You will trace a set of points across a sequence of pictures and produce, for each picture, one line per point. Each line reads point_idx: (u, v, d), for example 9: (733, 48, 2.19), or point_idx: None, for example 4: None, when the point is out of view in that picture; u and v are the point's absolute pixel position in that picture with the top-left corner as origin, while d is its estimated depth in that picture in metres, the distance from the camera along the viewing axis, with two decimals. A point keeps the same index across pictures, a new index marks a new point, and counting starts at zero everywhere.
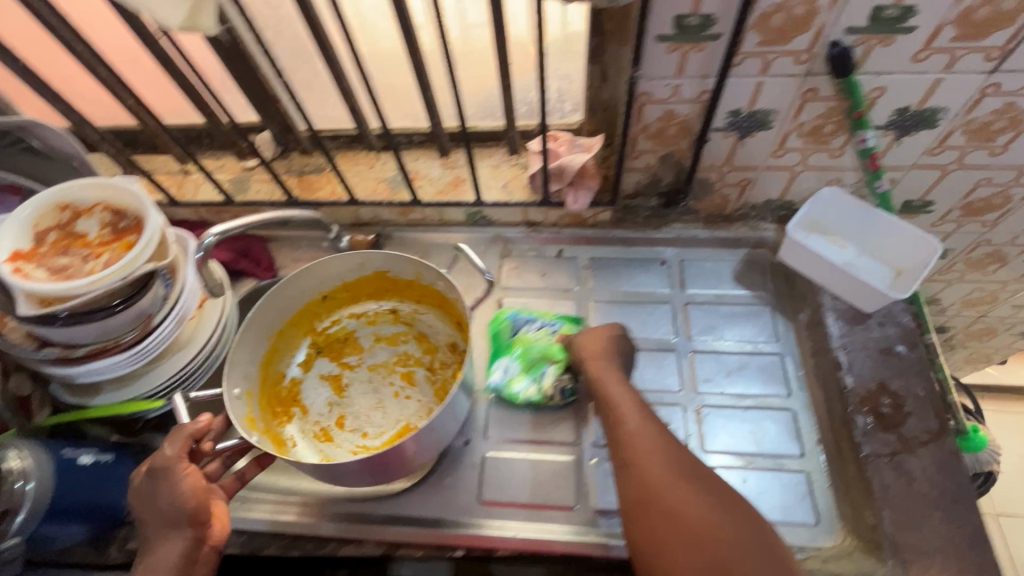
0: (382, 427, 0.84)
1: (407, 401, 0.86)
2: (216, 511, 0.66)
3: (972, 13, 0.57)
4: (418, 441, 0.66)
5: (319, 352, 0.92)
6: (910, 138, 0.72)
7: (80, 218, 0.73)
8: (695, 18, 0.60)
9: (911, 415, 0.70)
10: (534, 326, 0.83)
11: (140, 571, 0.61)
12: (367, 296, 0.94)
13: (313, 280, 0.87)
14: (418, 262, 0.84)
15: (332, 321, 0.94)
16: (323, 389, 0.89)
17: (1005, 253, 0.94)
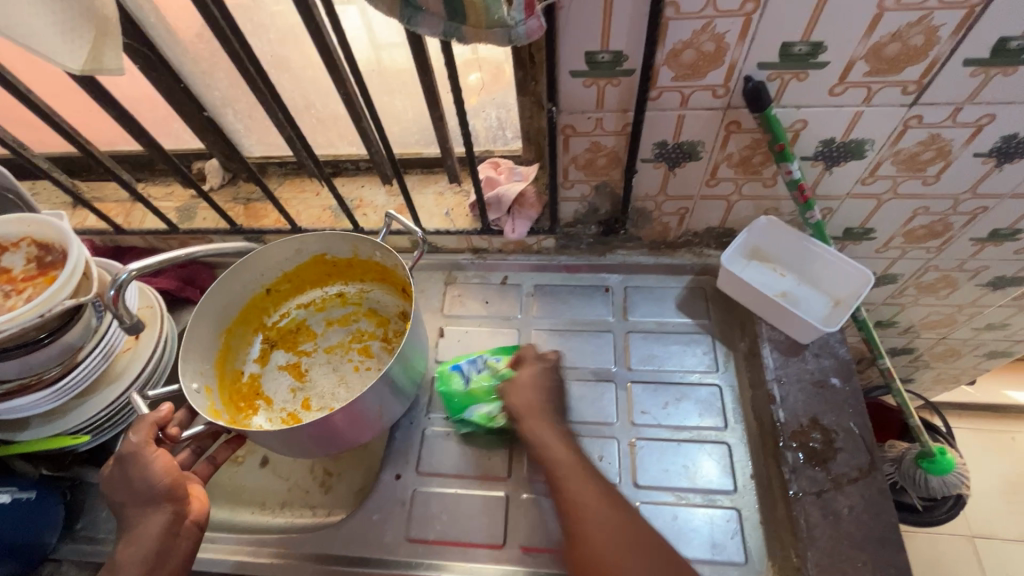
0: (348, 398, 0.81)
1: (367, 373, 0.84)
2: (195, 490, 0.65)
3: (883, 49, 0.56)
4: (353, 416, 0.66)
5: (273, 345, 0.88)
6: (840, 168, 0.72)
7: (6, 252, 0.73)
8: (606, 55, 0.59)
9: (842, 451, 0.68)
10: (480, 366, 0.80)
11: (123, 549, 0.60)
12: (310, 284, 0.90)
13: (253, 272, 0.83)
14: (353, 237, 0.81)
15: (281, 314, 0.90)
16: (284, 376, 0.85)
17: (955, 278, 0.93)
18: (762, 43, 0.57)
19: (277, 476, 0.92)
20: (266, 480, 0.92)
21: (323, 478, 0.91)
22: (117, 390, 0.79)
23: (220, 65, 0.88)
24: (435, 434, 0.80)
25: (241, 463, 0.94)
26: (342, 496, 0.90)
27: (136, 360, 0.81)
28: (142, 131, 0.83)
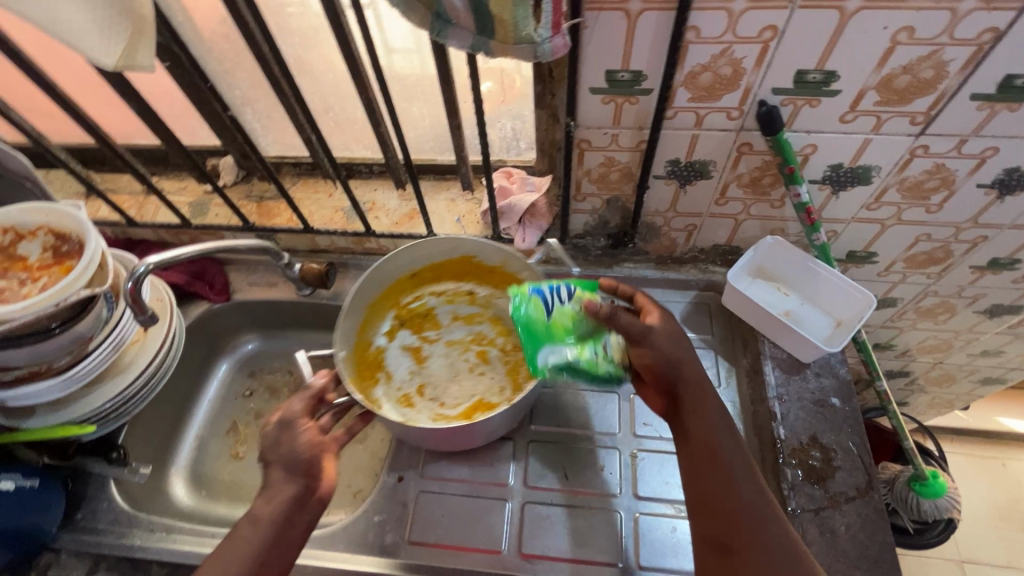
0: (458, 400, 0.77)
1: (482, 378, 0.80)
2: (330, 469, 0.65)
3: (893, 81, 0.58)
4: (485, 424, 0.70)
5: (401, 325, 0.86)
6: (847, 193, 0.73)
7: (22, 240, 0.73)
8: (626, 74, 0.61)
9: (840, 470, 0.69)
10: (566, 296, 0.67)
11: (253, 503, 0.60)
12: (453, 275, 0.87)
13: (408, 256, 0.82)
14: (507, 249, 0.79)
15: (414, 297, 0.87)
16: (405, 358, 0.83)
17: (953, 305, 0.95)
18: (777, 69, 0.58)
19: None
20: None
21: None
22: (125, 381, 0.79)
23: (241, 66, 0.90)
24: None
25: (241, 460, 0.95)
26: (341, 495, 0.90)
27: (145, 352, 0.82)
28: (162, 126, 0.84)
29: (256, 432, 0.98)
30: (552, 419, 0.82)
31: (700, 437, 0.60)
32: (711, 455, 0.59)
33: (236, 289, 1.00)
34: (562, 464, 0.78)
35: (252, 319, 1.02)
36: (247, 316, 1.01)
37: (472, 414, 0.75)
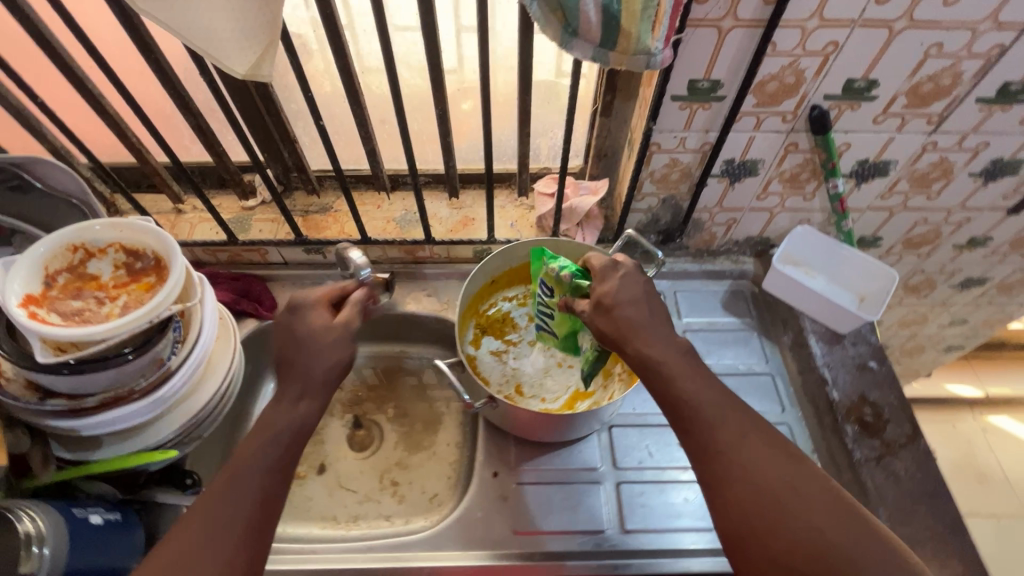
0: (557, 392, 0.86)
1: (572, 369, 0.88)
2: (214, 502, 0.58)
3: (920, 87, 0.70)
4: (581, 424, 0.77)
5: (484, 332, 0.92)
6: (867, 185, 0.85)
7: (92, 258, 0.69)
8: (706, 83, 0.69)
9: (890, 421, 0.80)
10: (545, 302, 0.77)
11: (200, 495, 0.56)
12: (521, 280, 0.95)
13: (490, 265, 0.90)
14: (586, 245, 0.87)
15: (489, 304, 0.95)
16: (496, 363, 0.89)
17: (934, 280, 1.11)
18: (832, 77, 0.69)
19: (345, 489, 0.92)
20: (334, 494, 0.91)
21: (393, 488, 0.91)
22: (199, 404, 0.75)
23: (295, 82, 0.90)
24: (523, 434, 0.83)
25: (302, 479, 0.92)
26: (419, 502, 0.90)
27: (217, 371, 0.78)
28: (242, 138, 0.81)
29: (314, 450, 0.95)
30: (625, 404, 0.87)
31: (657, 366, 0.61)
32: (675, 382, 0.60)
33: (284, 305, 0.98)
34: (645, 444, 0.83)
35: None
36: None
37: (574, 403, 0.84)
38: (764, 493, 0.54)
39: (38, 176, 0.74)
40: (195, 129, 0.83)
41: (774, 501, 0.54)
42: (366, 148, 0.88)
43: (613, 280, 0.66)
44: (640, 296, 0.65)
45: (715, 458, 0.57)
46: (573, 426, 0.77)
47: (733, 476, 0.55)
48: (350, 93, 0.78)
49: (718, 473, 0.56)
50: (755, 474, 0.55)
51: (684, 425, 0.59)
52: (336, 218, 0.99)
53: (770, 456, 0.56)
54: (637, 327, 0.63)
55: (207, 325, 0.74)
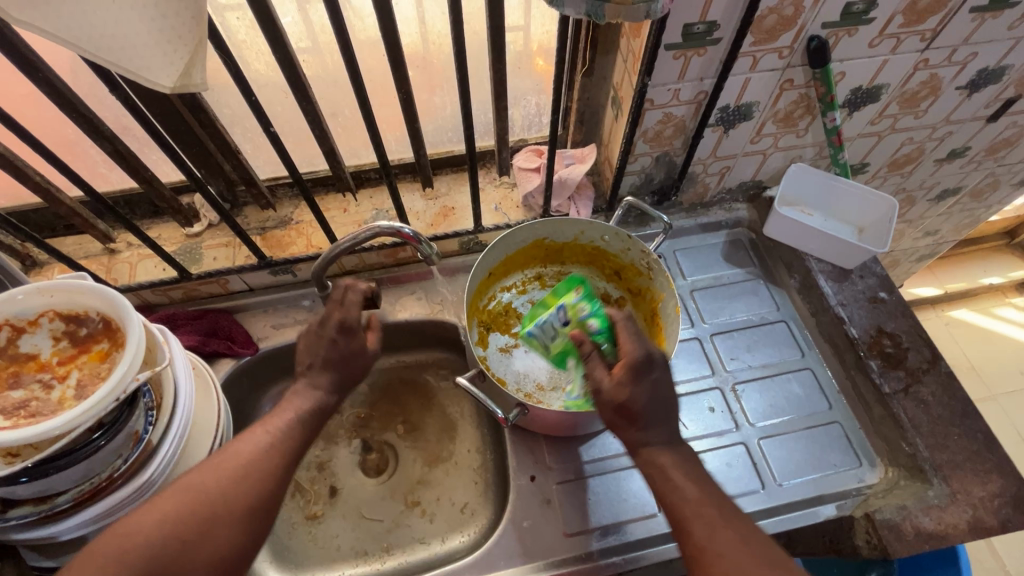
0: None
1: None
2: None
3: (917, 3, 0.66)
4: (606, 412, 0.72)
5: (489, 329, 0.85)
6: (859, 112, 0.82)
7: (24, 334, 0.58)
8: (701, 26, 0.62)
9: (909, 350, 0.80)
10: (551, 332, 0.71)
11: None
12: (519, 266, 0.88)
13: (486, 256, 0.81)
14: (583, 220, 0.81)
15: (488, 298, 0.87)
16: (511, 359, 0.82)
17: (914, 197, 1.11)
18: (831, 3, 0.63)
19: (369, 519, 0.85)
20: (359, 525, 0.85)
21: (422, 509, 0.86)
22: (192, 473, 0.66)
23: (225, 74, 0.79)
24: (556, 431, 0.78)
25: (321, 519, 0.85)
26: (451, 517, 0.85)
27: (206, 431, 0.69)
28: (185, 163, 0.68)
29: (327, 484, 0.87)
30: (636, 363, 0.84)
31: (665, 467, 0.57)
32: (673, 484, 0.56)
33: (259, 337, 0.87)
34: None
35: (284, 367, 0.90)
36: (279, 364, 0.89)
37: None
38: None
39: None
40: (113, 155, 0.70)
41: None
42: (323, 148, 0.77)
43: (643, 384, 0.58)
44: (658, 402, 0.58)
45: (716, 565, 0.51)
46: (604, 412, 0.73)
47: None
48: (297, 89, 0.65)
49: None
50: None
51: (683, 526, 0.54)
52: (299, 231, 0.88)
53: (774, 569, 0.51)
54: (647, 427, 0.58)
55: (184, 384, 0.65)
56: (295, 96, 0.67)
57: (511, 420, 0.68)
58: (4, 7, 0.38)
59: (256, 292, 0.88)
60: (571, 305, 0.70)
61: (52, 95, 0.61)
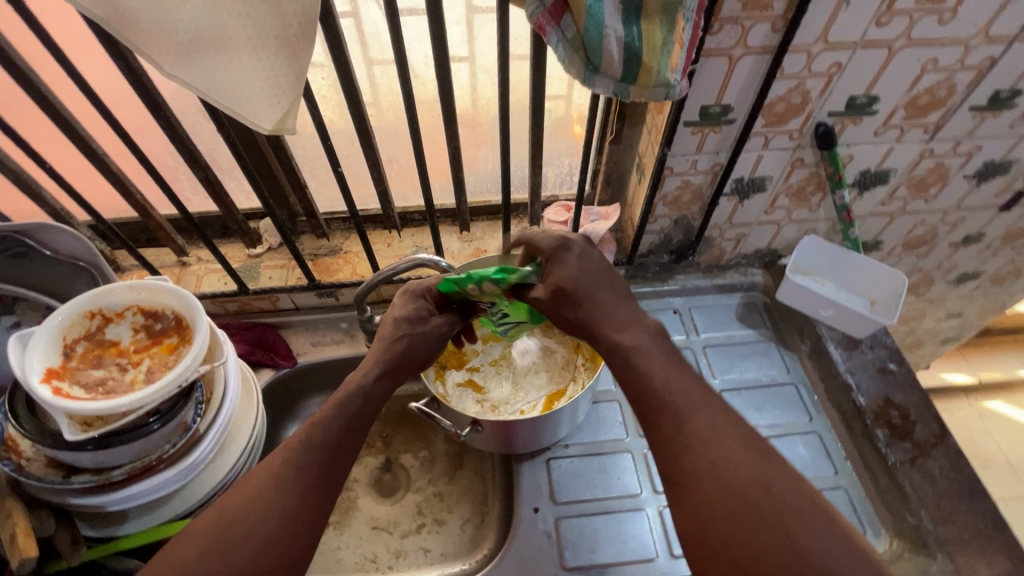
0: (533, 399, 0.89)
1: (538, 378, 0.91)
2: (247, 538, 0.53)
3: (917, 100, 0.73)
4: (555, 430, 0.81)
5: (446, 366, 0.91)
6: (869, 193, 0.89)
7: (110, 323, 0.67)
8: (716, 108, 0.71)
9: (917, 422, 0.81)
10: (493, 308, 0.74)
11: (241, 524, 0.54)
12: None
13: None
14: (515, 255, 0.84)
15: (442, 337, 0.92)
16: (468, 392, 0.89)
17: (932, 277, 1.14)
18: (836, 96, 0.72)
19: (384, 532, 0.89)
20: (366, 540, 0.88)
21: (425, 532, 0.89)
22: (227, 465, 0.73)
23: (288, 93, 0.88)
24: (562, 464, 0.83)
25: (338, 531, 0.89)
26: (453, 542, 0.87)
27: (242, 431, 0.76)
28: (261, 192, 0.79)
29: (347, 499, 0.92)
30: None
31: (626, 355, 0.61)
32: (642, 372, 0.60)
33: (299, 352, 0.95)
34: None
35: (317, 383, 0.97)
36: (314, 379, 0.96)
37: (551, 407, 0.87)
38: (735, 497, 0.51)
39: (43, 242, 0.73)
40: (203, 182, 0.82)
41: (746, 504, 0.51)
42: (378, 189, 0.87)
43: (570, 260, 0.66)
44: (597, 279, 0.66)
45: (681, 455, 0.55)
46: (561, 426, 0.81)
47: (698, 470, 0.53)
48: (363, 137, 0.77)
49: (687, 469, 0.54)
50: (725, 472, 0.53)
51: (653, 417, 0.58)
52: (346, 260, 0.98)
53: (745, 455, 0.54)
54: (598, 318, 0.64)
55: (231, 384, 0.73)
56: (362, 143, 0.78)
57: (462, 437, 0.76)
58: (161, 61, 0.49)
59: (302, 310, 0.98)
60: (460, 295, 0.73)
61: (168, 130, 0.73)
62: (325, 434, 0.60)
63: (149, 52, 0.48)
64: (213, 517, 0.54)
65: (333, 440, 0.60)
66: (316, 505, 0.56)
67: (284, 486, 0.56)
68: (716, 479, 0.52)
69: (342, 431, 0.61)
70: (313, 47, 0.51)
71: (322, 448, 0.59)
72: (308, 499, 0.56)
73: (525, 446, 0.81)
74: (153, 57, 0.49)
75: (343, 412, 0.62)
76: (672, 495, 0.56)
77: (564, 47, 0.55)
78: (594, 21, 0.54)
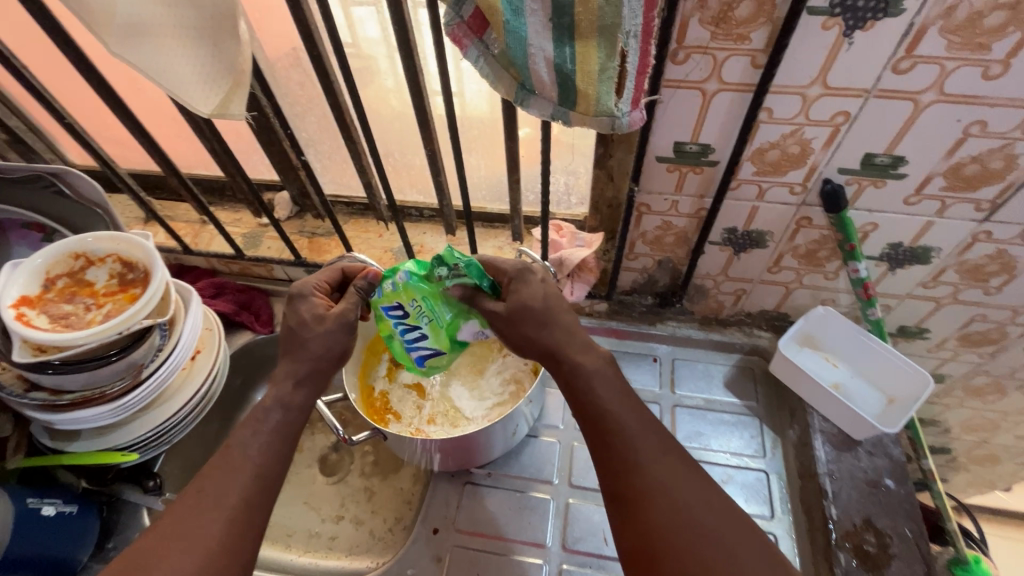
0: (471, 414, 0.86)
1: (483, 393, 0.88)
2: (214, 527, 0.54)
3: (961, 168, 0.59)
4: (480, 455, 0.79)
5: (398, 364, 0.91)
6: (903, 271, 0.73)
7: (91, 266, 0.75)
8: (693, 146, 0.62)
9: (896, 558, 0.67)
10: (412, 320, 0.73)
11: (190, 524, 0.54)
12: None
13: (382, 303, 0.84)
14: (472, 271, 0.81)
15: None
16: (410, 395, 0.88)
17: (1004, 384, 0.92)
18: (845, 151, 0.60)
19: (312, 510, 0.92)
20: (295, 512, 0.91)
21: (349, 520, 0.90)
22: (169, 411, 0.80)
23: None
24: (480, 492, 0.80)
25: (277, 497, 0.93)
26: (370, 537, 0.88)
27: (192, 382, 0.82)
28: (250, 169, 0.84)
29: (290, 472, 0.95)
30: (572, 436, 0.85)
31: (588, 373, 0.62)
32: (597, 395, 0.62)
33: (280, 321, 1.01)
34: (603, 527, 0.76)
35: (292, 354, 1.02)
36: None
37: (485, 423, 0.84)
38: (682, 513, 0.54)
39: (68, 184, 0.84)
40: (210, 151, 0.88)
41: (694, 520, 0.54)
42: (363, 180, 0.89)
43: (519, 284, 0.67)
44: (554, 308, 0.67)
45: (634, 473, 0.57)
46: (480, 451, 0.78)
47: (651, 494, 0.56)
48: (341, 129, 0.79)
49: (638, 488, 0.56)
50: (673, 490, 0.56)
51: (606, 437, 0.59)
52: (338, 243, 1.01)
53: (689, 477, 0.57)
54: (558, 342, 0.65)
55: (186, 336, 0.80)
56: (342, 133, 0.80)
57: (351, 441, 0.72)
58: (106, 39, 0.52)
59: (293, 283, 1.04)
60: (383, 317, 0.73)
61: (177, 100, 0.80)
62: (244, 456, 0.59)
63: (96, 29, 0.52)
64: (142, 548, 0.53)
65: (255, 462, 0.59)
66: (243, 527, 0.56)
67: (206, 507, 0.55)
68: (665, 498, 0.55)
69: (265, 451, 0.60)
70: (241, 39, 0.53)
71: (242, 471, 0.58)
72: (235, 524, 0.55)
73: (448, 465, 0.79)
74: (100, 35, 0.52)
75: (261, 433, 0.61)
76: (620, 513, 0.58)
77: (488, 63, 0.52)
78: (517, 38, 0.49)
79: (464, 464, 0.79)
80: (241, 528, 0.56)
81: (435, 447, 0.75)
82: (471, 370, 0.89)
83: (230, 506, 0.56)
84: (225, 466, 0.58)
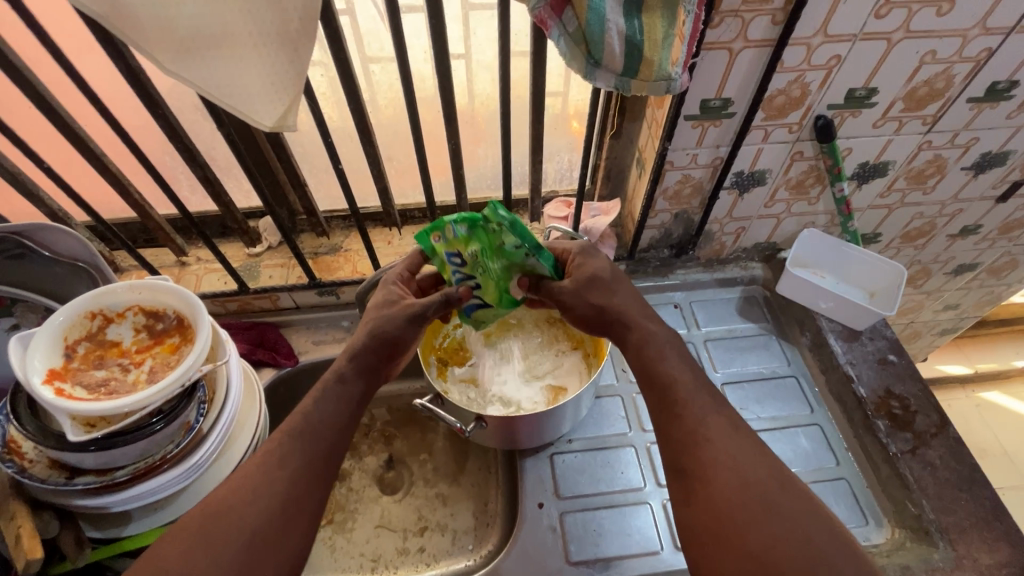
0: (539, 392, 0.86)
1: (544, 371, 0.88)
2: (279, 492, 0.57)
3: (916, 92, 0.74)
4: (565, 425, 0.82)
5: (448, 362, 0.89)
6: (868, 185, 0.89)
7: (111, 324, 0.67)
8: (717, 101, 0.71)
9: (918, 413, 0.82)
10: (455, 261, 0.69)
11: (260, 486, 0.57)
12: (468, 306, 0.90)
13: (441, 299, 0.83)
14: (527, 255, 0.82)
15: (444, 334, 0.91)
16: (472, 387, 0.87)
17: (930, 269, 1.15)
18: (835, 88, 0.72)
19: (389, 530, 0.89)
20: (371, 536, 0.88)
21: (431, 528, 0.89)
22: (229, 467, 0.72)
23: None
24: (567, 462, 0.83)
25: (347, 530, 0.89)
26: (457, 538, 0.88)
27: (246, 431, 0.74)
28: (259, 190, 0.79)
29: (352, 501, 0.92)
30: (629, 389, 0.91)
31: (658, 348, 0.65)
32: (664, 372, 0.63)
33: (300, 351, 0.95)
34: None
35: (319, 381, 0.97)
36: (314, 379, 0.96)
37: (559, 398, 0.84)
38: (751, 489, 0.54)
39: (41, 243, 0.71)
40: (202, 180, 0.81)
41: (762, 500, 0.53)
42: (379, 185, 0.87)
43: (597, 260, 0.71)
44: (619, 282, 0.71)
45: (701, 447, 0.57)
46: (564, 421, 0.80)
47: (718, 469, 0.56)
48: (362, 134, 0.77)
49: (705, 462, 0.56)
50: (745, 472, 0.55)
51: (675, 410, 0.61)
52: (347, 257, 0.97)
53: (760, 461, 0.56)
54: (625, 316, 0.68)
55: (234, 381, 0.72)
56: (362, 138, 0.78)
57: (467, 433, 0.76)
58: (161, 59, 0.49)
59: (303, 309, 0.98)
60: (442, 263, 0.71)
61: (167, 128, 0.73)
62: (313, 421, 0.62)
63: (148, 50, 0.48)
64: (205, 513, 0.55)
65: (319, 426, 0.62)
66: (308, 491, 0.59)
67: (274, 476, 0.58)
68: (732, 473, 0.55)
69: (326, 418, 0.63)
70: (314, 44, 0.51)
71: (306, 434, 0.61)
72: (296, 485, 0.58)
73: (536, 443, 0.81)
74: (152, 55, 0.49)
75: (326, 400, 0.65)
76: (683, 486, 0.57)
77: (566, 42, 0.56)
78: (596, 14, 0.54)
79: (550, 437, 0.82)
80: (299, 494, 0.58)
81: (528, 425, 0.77)
82: (521, 354, 0.89)
83: (289, 473, 0.59)
84: (290, 434, 0.61)
